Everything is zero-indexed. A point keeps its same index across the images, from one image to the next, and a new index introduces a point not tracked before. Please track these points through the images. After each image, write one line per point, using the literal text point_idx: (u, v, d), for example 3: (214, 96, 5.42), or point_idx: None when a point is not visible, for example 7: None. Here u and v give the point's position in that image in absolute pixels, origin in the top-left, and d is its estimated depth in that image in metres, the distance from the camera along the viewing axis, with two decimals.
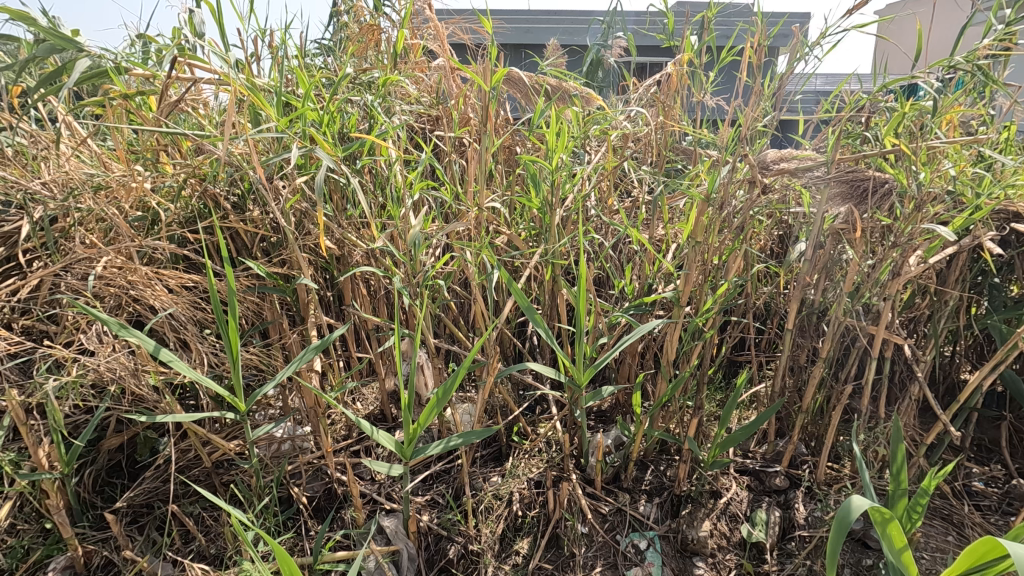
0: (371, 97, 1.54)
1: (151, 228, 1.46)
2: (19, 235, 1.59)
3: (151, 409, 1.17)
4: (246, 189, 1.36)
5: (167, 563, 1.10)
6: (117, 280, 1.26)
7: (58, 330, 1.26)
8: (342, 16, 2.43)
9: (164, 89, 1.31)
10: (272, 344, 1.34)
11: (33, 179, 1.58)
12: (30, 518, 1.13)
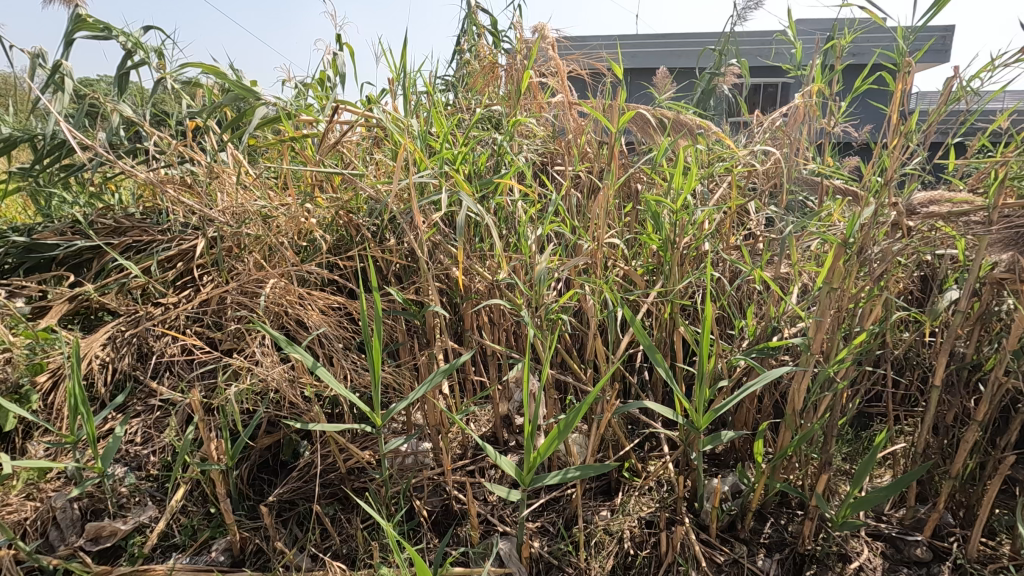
0: (500, 137, 1.65)
1: (304, 254, 1.68)
2: (194, 253, 1.94)
3: (301, 416, 1.32)
4: (387, 221, 1.51)
5: (308, 556, 1.23)
6: (281, 300, 1.46)
7: (231, 339, 1.49)
8: (466, 54, 2.61)
9: (326, 133, 1.51)
10: (403, 364, 1.46)
11: (210, 206, 1.86)
12: (198, 502, 1.33)
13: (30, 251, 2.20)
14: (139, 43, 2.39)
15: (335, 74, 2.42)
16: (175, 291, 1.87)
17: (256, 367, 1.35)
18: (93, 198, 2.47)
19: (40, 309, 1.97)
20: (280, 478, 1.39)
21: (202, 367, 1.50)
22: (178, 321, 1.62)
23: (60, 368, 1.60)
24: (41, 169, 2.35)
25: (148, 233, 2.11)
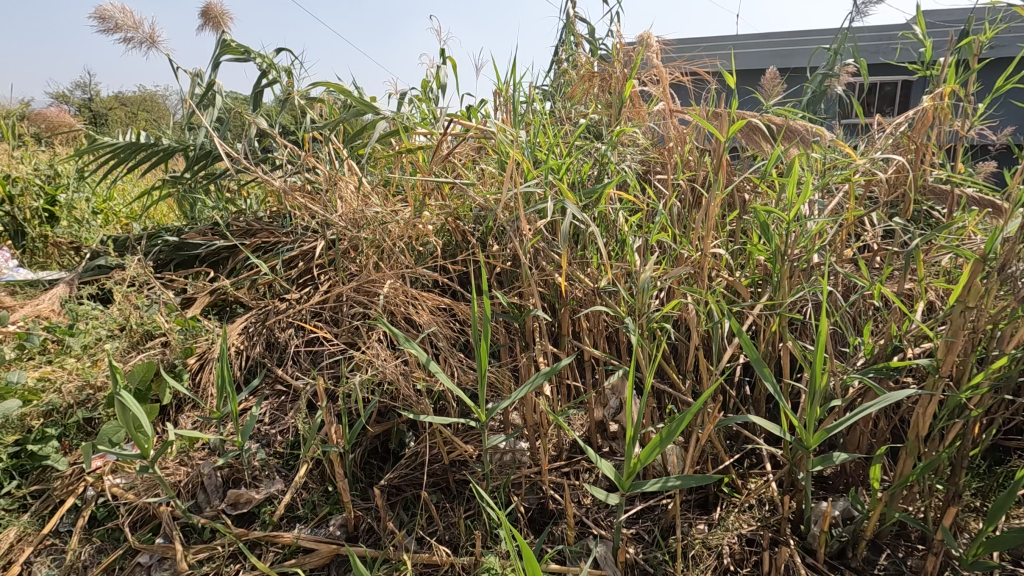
0: (603, 147, 1.68)
1: (416, 258, 1.80)
2: (314, 254, 2.14)
3: (411, 407, 1.42)
4: (493, 229, 1.59)
5: (414, 539, 1.32)
6: (398, 298, 1.61)
7: (352, 333, 1.64)
8: (564, 64, 2.65)
9: (440, 145, 1.63)
10: (504, 366, 1.53)
11: (331, 212, 2.04)
12: (319, 480, 1.47)
13: (180, 249, 2.52)
14: (272, 63, 2.67)
15: (441, 87, 2.56)
16: (297, 288, 2.06)
17: (375, 358, 1.48)
18: (229, 202, 2.78)
19: (187, 300, 2.25)
20: (389, 465, 1.50)
21: (326, 358, 1.66)
22: (301, 316, 1.78)
23: (205, 352, 1.83)
24: (190, 177, 2.68)
25: (275, 235, 2.34)
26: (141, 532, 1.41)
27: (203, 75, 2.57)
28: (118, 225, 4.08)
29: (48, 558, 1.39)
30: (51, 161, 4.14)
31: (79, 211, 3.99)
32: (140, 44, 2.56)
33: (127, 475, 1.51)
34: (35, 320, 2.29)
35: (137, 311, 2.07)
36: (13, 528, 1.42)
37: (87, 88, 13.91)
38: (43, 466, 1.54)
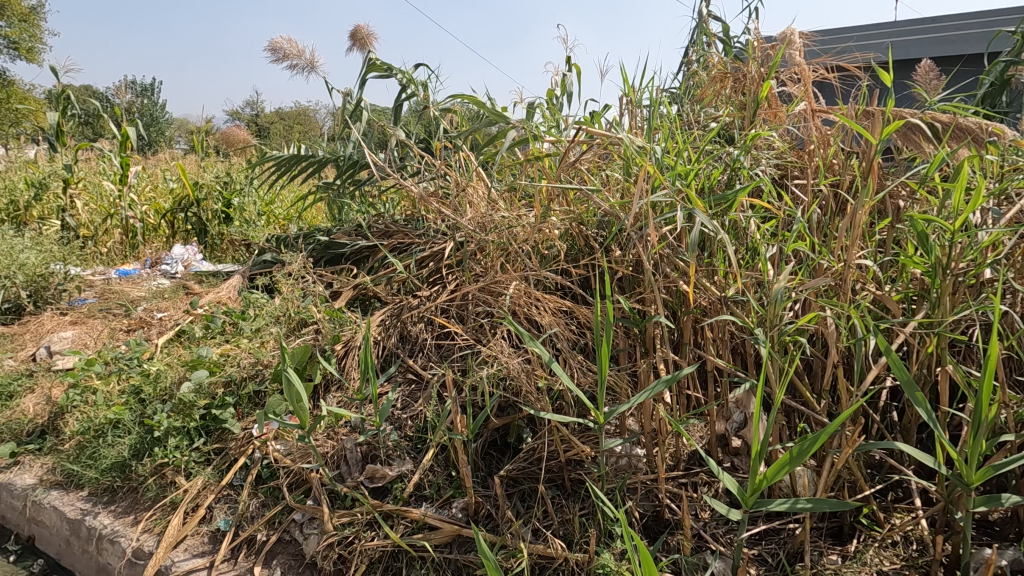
0: (735, 152, 1.63)
1: (542, 261, 1.88)
2: (444, 254, 2.29)
3: (531, 403, 1.49)
4: (618, 235, 1.61)
5: (530, 530, 1.38)
6: (522, 299, 1.73)
7: (480, 330, 1.76)
8: (694, 66, 2.58)
9: (568, 152, 1.69)
10: (623, 371, 1.54)
11: (462, 215, 2.19)
12: (444, 464, 1.59)
13: (329, 248, 2.84)
14: (411, 78, 2.90)
15: (566, 94, 2.62)
16: (427, 285, 2.23)
17: (500, 354, 1.57)
18: (370, 206, 3.06)
19: (335, 293, 2.53)
20: (507, 457, 1.58)
21: (456, 352, 1.80)
22: (431, 312, 1.93)
23: (349, 339, 2.05)
24: (339, 183, 2.99)
25: (409, 237, 2.55)
26: (296, 492, 1.62)
27: (353, 93, 2.87)
28: (277, 226, 4.66)
29: (225, 505, 1.65)
30: (228, 170, 4.83)
31: (248, 212, 4.63)
32: (302, 69, 2.92)
33: (285, 442, 1.75)
34: (217, 305, 2.70)
35: (295, 301, 2.37)
36: (199, 477, 1.70)
37: (255, 106, 16.03)
38: (222, 428, 1.83)
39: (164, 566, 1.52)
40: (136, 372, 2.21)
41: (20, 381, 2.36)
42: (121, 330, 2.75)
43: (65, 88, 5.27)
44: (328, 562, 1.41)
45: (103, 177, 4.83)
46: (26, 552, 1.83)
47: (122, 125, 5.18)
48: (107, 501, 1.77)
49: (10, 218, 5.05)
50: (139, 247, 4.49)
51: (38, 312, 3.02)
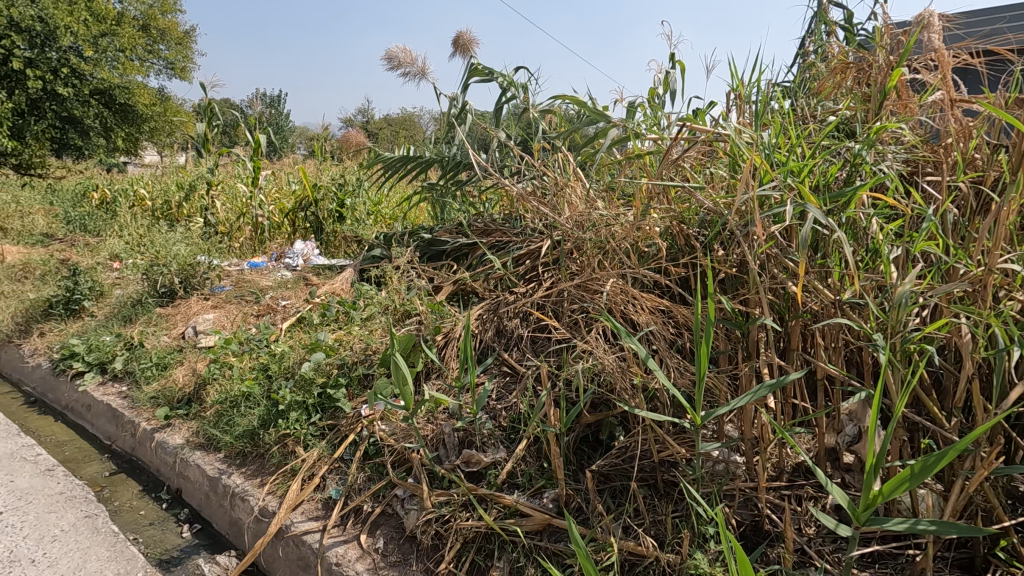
0: (856, 147, 1.52)
1: (640, 259, 1.88)
2: (541, 252, 2.34)
3: (625, 400, 1.49)
4: (721, 234, 1.57)
5: (620, 526, 1.38)
6: (618, 297, 1.75)
7: (576, 326, 1.79)
8: (811, 57, 2.43)
9: (671, 149, 1.68)
10: (723, 373, 1.50)
11: (560, 214, 2.22)
12: (536, 455, 1.63)
13: (432, 245, 2.99)
14: (513, 81, 2.98)
15: (669, 92, 2.56)
16: (523, 282, 2.28)
17: (595, 349, 1.60)
18: (471, 206, 3.18)
19: (436, 287, 2.67)
20: (598, 453, 1.60)
21: (552, 346, 1.84)
22: (527, 307, 1.98)
23: (449, 331, 2.16)
24: (443, 184, 3.14)
25: (507, 235, 2.63)
26: (398, 470, 1.73)
27: (458, 97, 3.01)
28: (383, 225, 4.97)
29: (336, 476, 1.81)
30: (342, 173, 5.23)
31: (358, 212, 4.98)
32: (413, 76, 3.10)
33: (390, 423, 1.88)
34: (331, 295, 2.94)
35: (401, 293, 2.53)
36: (315, 449, 1.87)
37: (366, 114, 17.13)
38: (336, 406, 2.01)
39: (285, 525, 1.69)
40: (264, 352, 2.47)
41: (172, 355, 2.72)
42: (252, 314, 3.09)
43: (210, 101, 5.96)
44: (426, 536, 1.50)
45: (238, 180, 5.42)
46: (174, 501, 2.08)
47: (255, 133, 5.77)
48: (239, 464, 2.00)
49: (164, 215, 5.80)
50: (265, 242, 4.99)
51: (187, 296, 3.46)
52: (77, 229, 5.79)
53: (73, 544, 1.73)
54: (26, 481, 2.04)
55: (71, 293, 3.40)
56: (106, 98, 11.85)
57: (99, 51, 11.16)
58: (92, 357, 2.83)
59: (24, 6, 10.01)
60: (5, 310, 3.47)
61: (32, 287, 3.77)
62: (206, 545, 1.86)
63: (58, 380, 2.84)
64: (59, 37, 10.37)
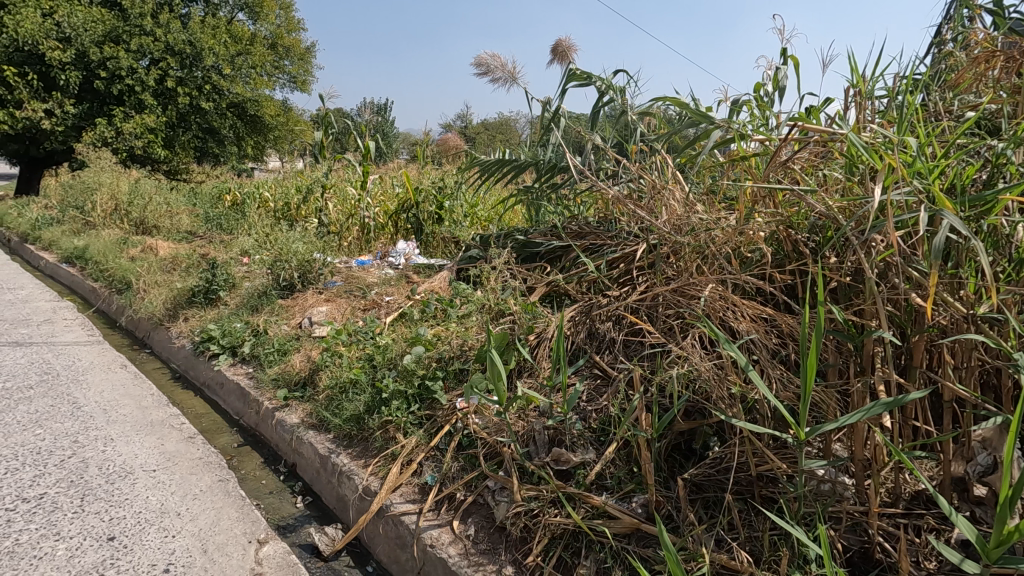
0: (1000, 145, 1.38)
1: (743, 265, 1.85)
2: (635, 255, 2.31)
3: (722, 409, 1.46)
4: (836, 240, 1.50)
5: (713, 538, 1.35)
6: (717, 303, 1.72)
7: (673, 331, 1.78)
8: (948, 46, 2.20)
9: (782, 151, 1.61)
10: (832, 388, 1.42)
11: (657, 217, 2.19)
12: (626, 459, 1.63)
13: (527, 246, 3.05)
14: (611, 84, 2.97)
15: (779, 90, 2.44)
16: (617, 286, 2.26)
17: (691, 356, 1.57)
18: (566, 208, 3.20)
19: (529, 288, 2.72)
20: (691, 462, 1.56)
21: (646, 350, 1.83)
22: (621, 310, 1.97)
23: (542, 331, 2.20)
24: (538, 187, 3.19)
25: (601, 238, 2.62)
26: (490, 462, 1.80)
27: (554, 101, 3.05)
28: (479, 226, 5.13)
29: (432, 464, 1.91)
30: (442, 176, 5.46)
31: (456, 214, 5.18)
32: (505, 81, 3.18)
33: (483, 417, 1.95)
34: (431, 293, 3.10)
35: (496, 293, 2.61)
36: (414, 436, 1.98)
37: (465, 119, 17.72)
38: (433, 398, 2.12)
39: (385, 505, 1.81)
40: (369, 344, 2.66)
41: (291, 343, 3.01)
42: (360, 308, 3.34)
43: (326, 112, 6.48)
44: (515, 528, 1.55)
45: (349, 184, 5.84)
46: (290, 474, 2.30)
47: (364, 140, 6.19)
48: (346, 444, 2.17)
49: (284, 216, 6.38)
50: (371, 242, 5.33)
51: (304, 290, 3.79)
52: (215, 227, 6.55)
53: (209, 503, 1.97)
54: (174, 445, 2.36)
55: (210, 284, 3.85)
56: (239, 111, 13.25)
57: (235, 68, 12.48)
58: (226, 341, 3.19)
59: (178, 32, 11.43)
60: (159, 297, 4.01)
61: (179, 277, 4.33)
62: (316, 516, 2.03)
63: (198, 360, 3.23)
64: (204, 58, 11.73)
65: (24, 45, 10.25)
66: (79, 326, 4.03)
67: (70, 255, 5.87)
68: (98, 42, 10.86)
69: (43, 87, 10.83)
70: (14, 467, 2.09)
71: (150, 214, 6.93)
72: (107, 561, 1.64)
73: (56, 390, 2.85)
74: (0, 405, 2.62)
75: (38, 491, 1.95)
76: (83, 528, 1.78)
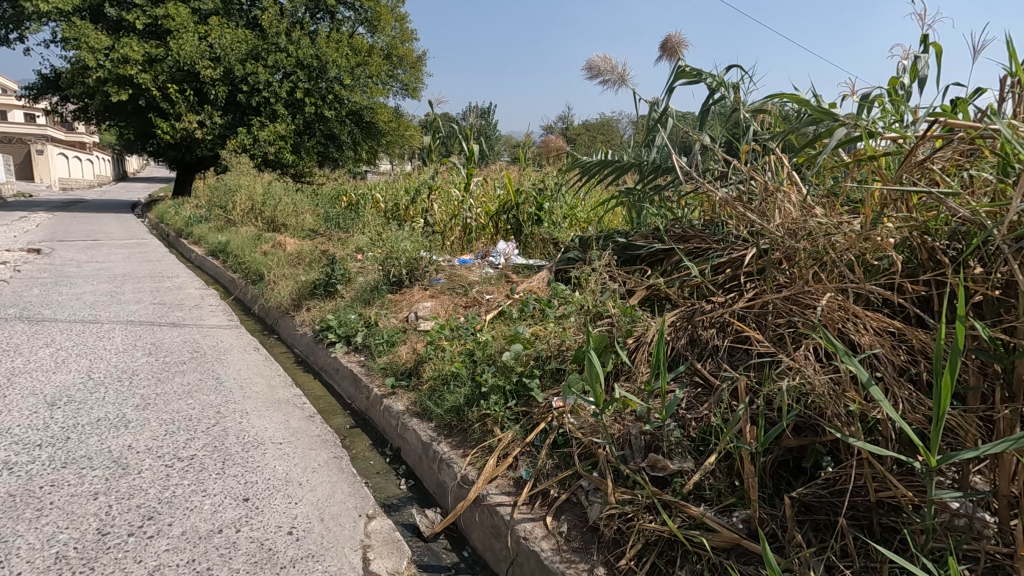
0: None
1: (869, 274, 1.72)
2: (742, 261, 2.20)
3: (838, 427, 1.36)
4: (983, 248, 1.37)
5: (822, 563, 1.27)
6: (835, 313, 1.62)
7: (785, 341, 1.70)
8: None
9: (923, 149, 1.51)
10: (971, 413, 1.28)
11: (769, 221, 2.08)
12: (727, 472, 1.57)
13: (626, 249, 3.02)
14: (722, 82, 2.85)
15: (917, 81, 2.22)
16: (723, 292, 2.17)
17: (804, 368, 1.48)
18: (669, 211, 3.12)
19: (628, 290, 2.69)
20: (800, 481, 1.47)
21: (754, 360, 1.76)
22: (725, 317, 1.90)
23: (641, 335, 2.17)
24: (640, 188, 3.14)
25: (706, 241, 2.53)
26: (584, 462, 1.81)
27: (660, 101, 2.98)
28: (578, 228, 5.14)
29: (527, 459, 1.96)
30: (543, 177, 5.52)
31: (555, 215, 5.23)
32: (613, 83, 3.17)
33: (578, 417, 1.97)
34: (529, 293, 3.17)
35: (595, 295, 2.61)
36: (510, 431, 2.05)
37: (566, 121, 17.77)
38: (531, 396, 2.17)
39: (482, 494, 1.89)
40: (470, 340, 2.78)
41: (399, 335, 3.21)
42: (462, 305, 3.48)
43: (435, 117, 6.82)
44: (608, 530, 1.55)
45: (453, 185, 6.10)
46: (395, 457, 2.45)
47: (469, 143, 6.42)
48: (446, 434, 2.29)
49: (394, 216, 6.80)
50: (473, 242, 5.51)
51: (411, 286, 4.03)
52: (333, 226, 7.12)
53: (326, 477, 2.17)
54: (297, 422, 2.62)
55: (329, 278, 4.21)
56: (357, 118, 14.27)
57: (355, 78, 13.45)
58: (341, 331, 3.47)
59: (307, 47, 12.58)
60: (286, 289, 4.44)
61: (304, 271, 4.77)
62: (417, 499, 2.16)
63: (318, 347, 3.55)
64: (328, 70, 12.78)
65: (184, 65, 11.77)
66: (221, 312, 4.58)
67: (215, 249, 6.66)
68: (242, 60, 12.24)
69: (198, 101, 12.38)
70: (172, 430, 2.43)
71: (280, 214, 7.68)
72: (243, 519, 1.86)
73: (203, 367, 3.26)
74: (161, 377, 3.05)
75: (189, 452, 2.25)
76: (225, 488, 2.03)
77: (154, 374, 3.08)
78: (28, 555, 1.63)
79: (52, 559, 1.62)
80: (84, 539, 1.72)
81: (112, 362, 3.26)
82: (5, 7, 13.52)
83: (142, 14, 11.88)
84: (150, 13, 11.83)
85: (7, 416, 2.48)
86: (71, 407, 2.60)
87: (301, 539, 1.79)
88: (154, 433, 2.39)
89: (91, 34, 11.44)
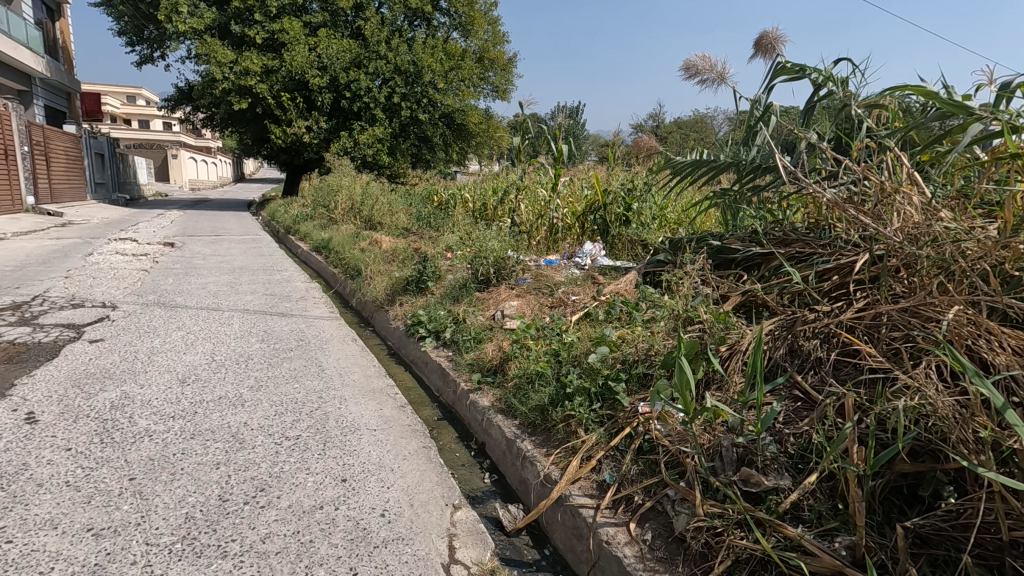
0: None
1: (1008, 287, 1.55)
2: (853, 268, 2.04)
3: (964, 455, 1.24)
4: None
5: None
6: (964, 328, 1.47)
7: (902, 356, 1.56)
8: None
9: None
10: None
11: (886, 225, 1.91)
12: (830, 494, 1.47)
13: (721, 252, 2.89)
14: (830, 76, 2.66)
15: None
16: (828, 300, 2.02)
17: (924, 387, 1.36)
18: (769, 213, 2.95)
19: (721, 296, 2.58)
20: (916, 510, 1.35)
21: (865, 375, 1.63)
22: (832, 327, 1.77)
23: (735, 343, 2.08)
24: (738, 189, 2.99)
25: (810, 246, 2.37)
26: (671, 471, 1.76)
27: (762, 98, 2.83)
28: (668, 229, 5.00)
29: (611, 463, 1.94)
30: (631, 177, 5.43)
31: (643, 216, 5.12)
32: (712, 82, 3.05)
33: (666, 424, 1.92)
34: (616, 295, 3.13)
35: (686, 300, 2.54)
36: (594, 433, 2.03)
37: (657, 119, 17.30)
38: (617, 400, 2.15)
39: (565, 494, 1.89)
40: (555, 340, 2.79)
41: (486, 332, 3.29)
42: (547, 305, 3.51)
43: (524, 119, 6.92)
44: (696, 542, 1.50)
45: (540, 185, 6.15)
46: (479, 451, 2.52)
47: (557, 143, 6.43)
48: (529, 432, 2.31)
49: (482, 215, 6.96)
50: (558, 242, 5.51)
51: (498, 284, 4.12)
52: (425, 225, 7.42)
53: (415, 465, 2.28)
54: (389, 412, 2.76)
55: (421, 275, 4.39)
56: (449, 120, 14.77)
57: (448, 82, 13.92)
58: (431, 326, 3.62)
59: (405, 54, 13.22)
60: (381, 284, 4.69)
61: (397, 267, 5.01)
62: (500, 493, 2.20)
63: (409, 340, 3.72)
64: (423, 74, 13.35)
65: (296, 75, 12.74)
66: (323, 304, 4.91)
67: (319, 245, 7.16)
68: (346, 68, 13.06)
69: (307, 108, 13.36)
70: (280, 411, 2.66)
71: (376, 213, 8.10)
72: (341, 498, 2.00)
73: (307, 355, 3.53)
74: (271, 362, 3.33)
75: (295, 433, 2.45)
76: (326, 468, 2.19)
77: (266, 359, 3.37)
78: (164, 512, 1.86)
79: (183, 518, 1.83)
80: (208, 503, 1.92)
81: (231, 346, 3.60)
82: (153, 30, 15.34)
83: (262, 30, 12.99)
84: (268, 29, 12.90)
85: (147, 389, 2.83)
86: (198, 385, 2.92)
87: (392, 522, 1.90)
88: (265, 413, 2.62)
89: (219, 49, 12.54)
